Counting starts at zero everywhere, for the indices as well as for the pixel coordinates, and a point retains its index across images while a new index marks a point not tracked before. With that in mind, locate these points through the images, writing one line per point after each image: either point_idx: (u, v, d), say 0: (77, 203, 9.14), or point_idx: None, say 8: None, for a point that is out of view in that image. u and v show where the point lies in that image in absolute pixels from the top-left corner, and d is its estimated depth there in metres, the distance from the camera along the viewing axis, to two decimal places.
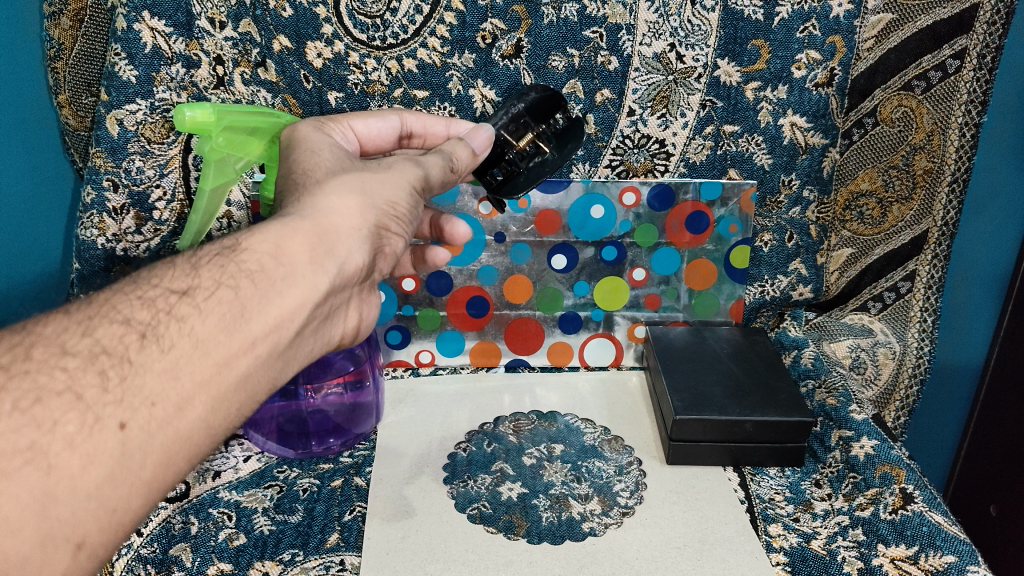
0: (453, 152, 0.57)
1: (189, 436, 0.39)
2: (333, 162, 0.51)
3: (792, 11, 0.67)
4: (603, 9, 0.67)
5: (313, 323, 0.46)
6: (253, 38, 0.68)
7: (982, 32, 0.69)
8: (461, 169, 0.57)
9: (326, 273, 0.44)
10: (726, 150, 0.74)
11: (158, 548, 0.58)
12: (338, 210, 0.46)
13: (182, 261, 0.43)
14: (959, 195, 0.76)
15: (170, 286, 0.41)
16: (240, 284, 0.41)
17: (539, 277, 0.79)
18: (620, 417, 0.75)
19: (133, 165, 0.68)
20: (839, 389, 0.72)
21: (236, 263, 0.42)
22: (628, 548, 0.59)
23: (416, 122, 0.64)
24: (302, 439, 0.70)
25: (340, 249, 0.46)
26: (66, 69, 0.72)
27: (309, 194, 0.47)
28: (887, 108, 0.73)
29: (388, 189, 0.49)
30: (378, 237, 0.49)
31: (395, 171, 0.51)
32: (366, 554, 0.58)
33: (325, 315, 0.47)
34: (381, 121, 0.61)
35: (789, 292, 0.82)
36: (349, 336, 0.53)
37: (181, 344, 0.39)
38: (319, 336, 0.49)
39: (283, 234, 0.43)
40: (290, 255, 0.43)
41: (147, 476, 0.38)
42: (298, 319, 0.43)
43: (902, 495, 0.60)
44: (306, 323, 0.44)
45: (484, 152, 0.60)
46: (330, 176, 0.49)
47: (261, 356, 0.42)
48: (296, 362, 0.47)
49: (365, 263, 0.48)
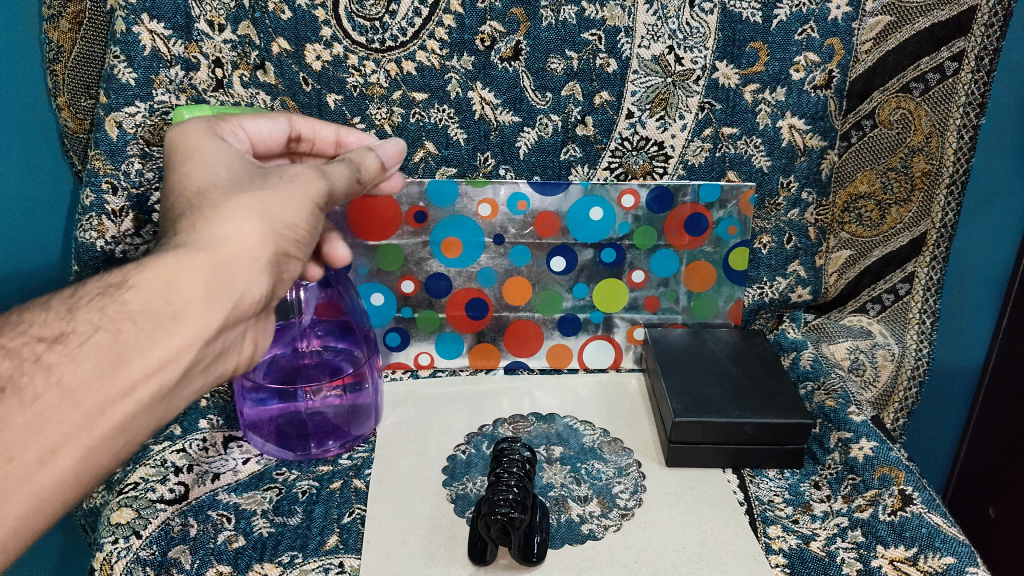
0: (361, 161, 0.55)
1: (58, 483, 0.41)
2: (227, 180, 0.49)
3: (790, 13, 0.68)
4: (601, 12, 0.67)
5: (205, 359, 0.46)
6: (253, 40, 0.67)
7: (980, 34, 0.69)
8: (368, 178, 0.56)
9: (219, 310, 0.45)
10: (724, 152, 0.74)
11: (158, 550, 0.58)
12: (235, 239, 0.46)
13: (61, 303, 0.44)
14: (958, 197, 0.76)
15: (40, 333, 0.42)
16: (120, 328, 0.42)
17: (538, 279, 0.79)
18: (621, 420, 0.74)
19: (133, 167, 0.68)
20: (837, 391, 0.72)
21: (119, 304, 0.43)
22: (626, 551, 0.59)
23: (305, 126, 0.62)
24: (301, 441, 0.68)
25: (236, 282, 0.46)
26: (65, 72, 0.73)
27: (204, 218, 0.46)
28: (885, 111, 0.73)
29: (289, 210, 0.48)
30: (278, 264, 0.48)
31: (294, 186, 0.49)
32: (366, 557, 0.58)
33: (216, 352, 0.48)
34: (271, 122, 0.58)
35: (788, 294, 0.82)
36: (247, 365, 0.53)
37: (47, 395, 0.40)
38: (212, 372, 0.49)
39: (174, 270, 0.44)
40: (179, 294, 0.43)
41: (11, 525, 0.40)
42: (185, 359, 0.44)
43: (901, 497, 0.60)
44: (194, 362, 0.45)
45: (394, 164, 0.59)
46: (226, 198, 0.47)
47: (143, 402, 0.43)
48: (185, 400, 0.47)
49: (263, 294, 0.48)
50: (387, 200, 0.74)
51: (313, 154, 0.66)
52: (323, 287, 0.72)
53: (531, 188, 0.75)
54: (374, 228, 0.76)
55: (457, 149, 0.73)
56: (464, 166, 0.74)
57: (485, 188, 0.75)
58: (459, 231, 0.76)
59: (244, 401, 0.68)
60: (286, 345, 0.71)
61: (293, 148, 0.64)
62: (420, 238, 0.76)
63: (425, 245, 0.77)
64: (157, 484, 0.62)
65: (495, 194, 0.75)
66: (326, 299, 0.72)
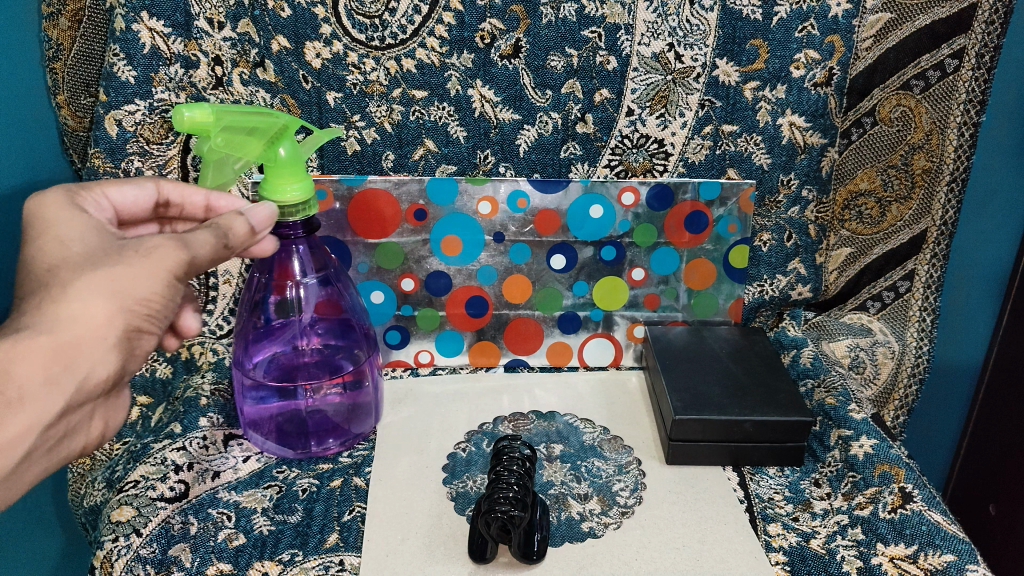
0: (227, 225, 0.51)
1: None
2: (80, 257, 0.46)
3: (791, 10, 0.68)
4: (601, 9, 0.67)
5: (46, 442, 0.46)
6: (252, 38, 0.67)
7: (981, 31, 0.69)
8: (236, 244, 0.51)
9: (60, 394, 0.43)
10: (725, 150, 0.74)
11: (158, 548, 0.58)
12: (83, 318, 0.43)
13: None
14: (958, 194, 0.76)
15: None
16: None
17: (538, 277, 0.79)
18: (621, 418, 0.74)
19: (132, 165, 0.69)
20: (838, 388, 0.71)
21: None
22: (626, 549, 0.59)
23: (173, 191, 0.61)
24: (301, 438, 0.68)
25: (81, 364, 0.44)
26: (65, 70, 0.74)
27: (51, 298, 0.43)
28: (885, 107, 0.73)
29: (141, 285, 0.45)
30: (129, 341, 0.46)
31: (148, 260, 0.46)
32: (367, 555, 0.58)
33: (59, 434, 0.46)
34: (136, 189, 0.59)
35: (789, 291, 0.82)
36: (93, 445, 0.51)
37: None
38: (53, 454, 0.47)
39: (10, 357, 0.41)
40: (18, 381, 0.41)
41: None
42: (20, 446, 0.43)
43: (901, 494, 0.60)
44: (33, 448, 0.44)
45: (265, 229, 0.54)
46: (76, 275, 0.44)
47: None
48: (22, 484, 0.46)
49: (113, 372, 0.46)
50: (387, 198, 0.74)
51: (185, 220, 0.64)
52: (323, 285, 0.70)
53: (532, 186, 0.75)
54: (374, 225, 0.75)
55: (458, 147, 0.73)
56: (464, 164, 0.74)
57: (485, 185, 0.74)
58: (459, 229, 0.76)
59: (244, 399, 0.67)
60: (285, 343, 0.70)
61: (162, 213, 0.63)
62: (420, 236, 0.76)
63: (425, 243, 0.77)
64: (157, 482, 0.62)
65: (495, 191, 0.75)
66: (325, 297, 0.70)
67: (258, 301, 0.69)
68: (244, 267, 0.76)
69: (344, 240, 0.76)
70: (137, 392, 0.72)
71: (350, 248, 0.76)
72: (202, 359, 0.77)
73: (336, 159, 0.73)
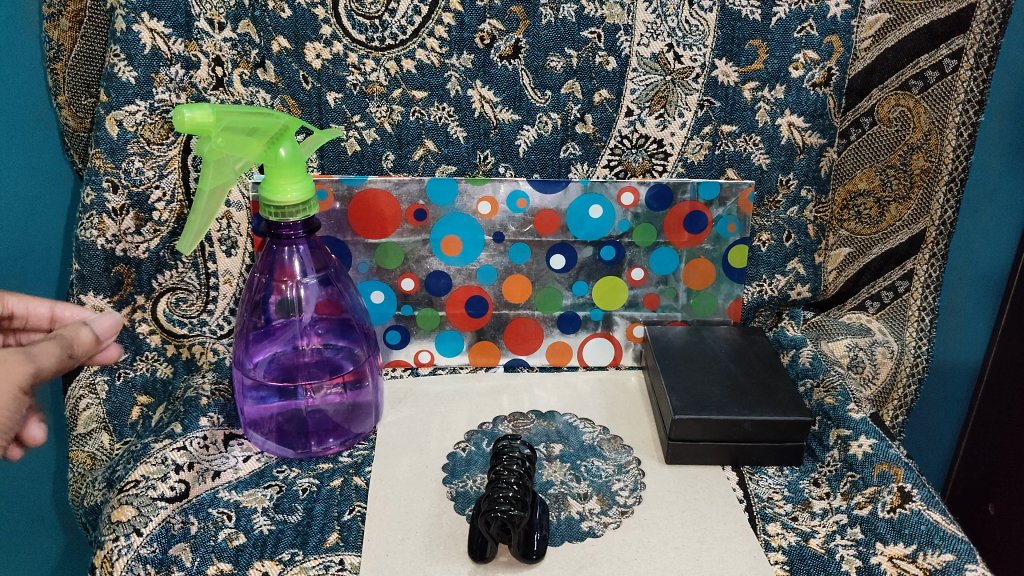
0: (73, 336, 0.55)
1: None
2: None
3: (789, 11, 0.68)
4: (600, 10, 0.67)
5: None
6: (253, 39, 0.68)
7: (978, 31, 0.70)
8: (80, 352, 0.55)
9: None
10: (723, 150, 0.74)
11: (158, 547, 0.58)
12: None
13: None
14: (957, 194, 0.76)
15: None
16: None
17: (538, 277, 0.79)
18: (620, 417, 0.75)
19: (133, 166, 0.69)
20: (836, 388, 0.71)
21: None
22: (626, 549, 0.59)
23: (16, 304, 0.64)
24: (301, 438, 0.68)
25: None
26: (65, 70, 0.73)
27: None
28: (884, 108, 0.73)
29: None
30: None
31: None
32: (367, 554, 0.58)
33: None
34: None
35: (787, 291, 0.81)
36: None
37: None
38: None
39: None
40: None
41: None
42: None
43: (901, 494, 0.60)
44: None
45: (111, 337, 0.58)
46: None
47: None
48: None
49: None
50: (387, 198, 0.74)
51: (31, 331, 0.67)
52: (323, 285, 0.70)
53: (532, 186, 0.75)
54: (374, 225, 0.75)
55: (458, 147, 0.73)
56: (465, 164, 0.74)
57: (485, 185, 0.75)
58: (459, 229, 0.76)
59: (243, 399, 0.67)
60: (285, 343, 0.71)
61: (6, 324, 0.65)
62: (420, 237, 0.76)
63: (425, 243, 0.77)
64: (158, 481, 0.62)
65: (494, 192, 0.75)
66: (325, 297, 0.71)
67: (258, 301, 0.69)
68: (245, 266, 0.76)
69: (344, 240, 0.76)
70: (138, 391, 0.72)
71: (350, 248, 0.77)
72: (202, 360, 0.76)
73: (336, 159, 0.73)
